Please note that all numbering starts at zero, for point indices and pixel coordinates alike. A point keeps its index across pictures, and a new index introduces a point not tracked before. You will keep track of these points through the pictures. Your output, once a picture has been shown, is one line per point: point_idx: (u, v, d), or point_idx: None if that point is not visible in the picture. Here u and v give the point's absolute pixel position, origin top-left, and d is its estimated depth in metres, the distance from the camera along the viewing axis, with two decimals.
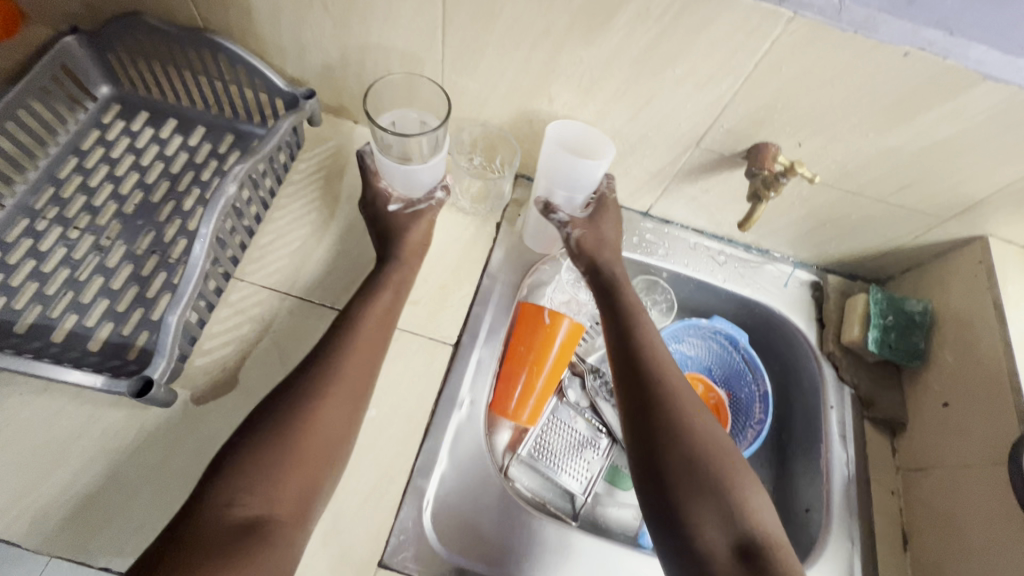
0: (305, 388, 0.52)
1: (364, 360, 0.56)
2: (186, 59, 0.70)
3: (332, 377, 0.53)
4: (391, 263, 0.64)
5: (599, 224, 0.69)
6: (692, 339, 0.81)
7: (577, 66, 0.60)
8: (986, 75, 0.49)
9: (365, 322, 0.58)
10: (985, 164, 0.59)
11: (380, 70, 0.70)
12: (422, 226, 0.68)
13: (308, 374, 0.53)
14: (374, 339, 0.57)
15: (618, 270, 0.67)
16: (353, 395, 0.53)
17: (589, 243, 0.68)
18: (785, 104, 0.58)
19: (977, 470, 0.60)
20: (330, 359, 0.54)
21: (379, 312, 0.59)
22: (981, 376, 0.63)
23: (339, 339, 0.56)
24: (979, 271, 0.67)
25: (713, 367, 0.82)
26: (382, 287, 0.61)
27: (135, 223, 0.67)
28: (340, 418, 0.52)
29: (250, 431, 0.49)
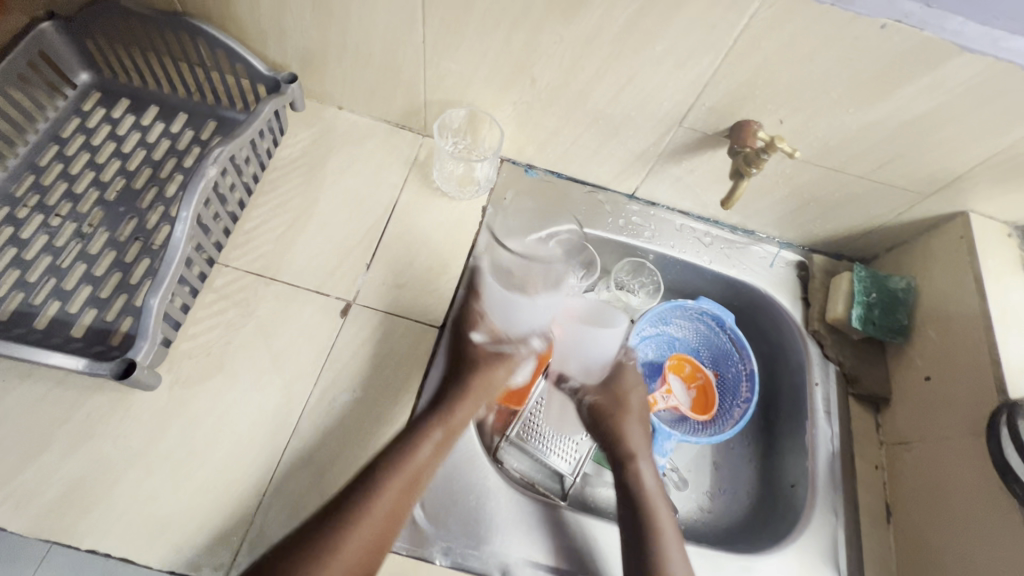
0: (320, 544, 0.47)
1: (385, 522, 0.51)
2: (166, 44, 0.70)
3: (346, 537, 0.48)
4: (439, 412, 0.59)
5: (615, 387, 0.69)
6: (679, 321, 0.81)
7: (558, 45, 0.60)
8: (963, 46, 0.50)
9: (396, 481, 0.53)
10: (965, 138, 0.59)
11: (361, 53, 0.69)
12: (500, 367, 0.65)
13: (327, 529, 0.48)
14: (410, 486, 0.54)
15: (634, 430, 0.67)
16: (363, 564, 0.49)
17: (607, 407, 0.68)
18: (765, 80, 0.58)
19: (958, 441, 0.61)
20: (354, 516, 0.49)
21: (414, 469, 0.54)
22: (963, 350, 0.63)
23: (367, 493, 0.51)
24: (961, 246, 0.67)
25: (701, 348, 0.83)
26: (420, 439, 0.56)
27: (117, 210, 0.67)
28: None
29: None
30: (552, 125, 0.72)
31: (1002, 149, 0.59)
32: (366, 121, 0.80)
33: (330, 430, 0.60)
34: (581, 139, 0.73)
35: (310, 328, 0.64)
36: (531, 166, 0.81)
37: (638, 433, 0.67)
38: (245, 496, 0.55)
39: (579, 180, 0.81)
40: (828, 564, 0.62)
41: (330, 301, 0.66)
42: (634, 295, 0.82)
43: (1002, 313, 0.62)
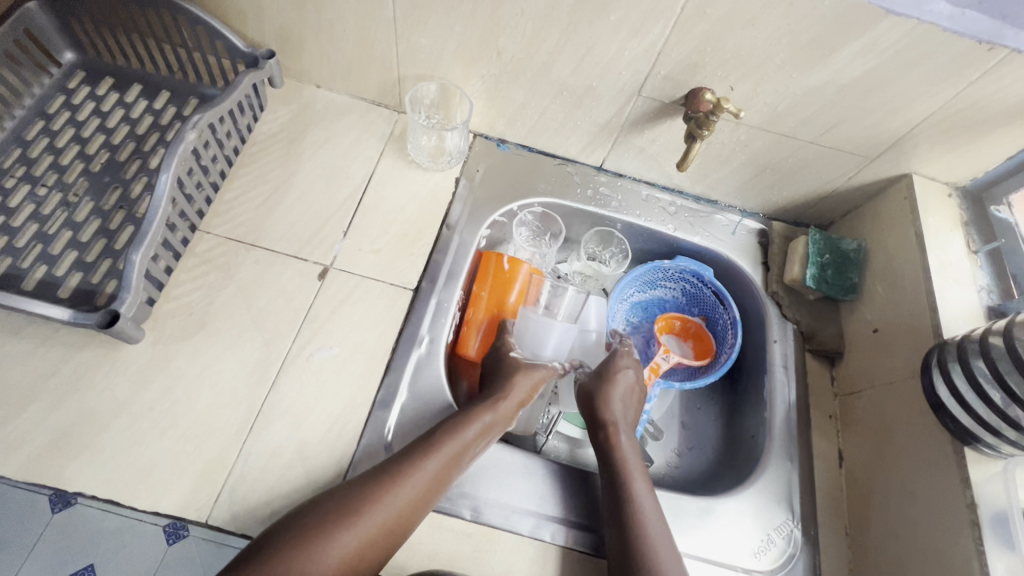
0: (372, 490, 0.52)
1: (431, 485, 0.55)
2: (148, 24, 0.73)
3: (396, 490, 0.53)
4: (488, 401, 0.63)
5: (606, 367, 0.71)
6: (666, 284, 0.86)
7: (520, 16, 0.64)
8: (888, 9, 0.54)
9: (444, 450, 0.57)
10: (901, 100, 0.63)
11: (336, 31, 0.72)
12: (527, 383, 0.66)
13: (383, 477, 0.53)
14: (454, 459, 0.57)
15: (617, 408, 0.67)
16: (402, 520, 0.52)
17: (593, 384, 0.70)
18: (713, 46, 0.62)
19: (900, 384, 0.65)
20: (406, 473, 0.54)
21: (461, 445, 0.58)
22: (906, 301, 0.68)
23: (420, 456, 0.56)
24: (905, 206, 0.72)
25: (691, 306, 0.87)
26: (469, 421, 0.60)
27: (102, 180, 0.69)
28: (384, 537, 0.51)
29: (308, 517, 0.49)
30: (520, 97, 0.76)
31: (936, 111, 0.63)
32: (344, 98, 0.83)
33: (308, 383, 0.63)
34: (548, 112, 0.77)
35: (289, 291, 0.67)
36: (503, 141, 0.84)
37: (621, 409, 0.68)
38: (226, 443, 0.58)
39: (548, 153, 0.85)
40: (783, 506, 0.66)
41: (309, 265, 0.69)
42: (602, 263, 0.87)
43: (940, 265, 0.66)
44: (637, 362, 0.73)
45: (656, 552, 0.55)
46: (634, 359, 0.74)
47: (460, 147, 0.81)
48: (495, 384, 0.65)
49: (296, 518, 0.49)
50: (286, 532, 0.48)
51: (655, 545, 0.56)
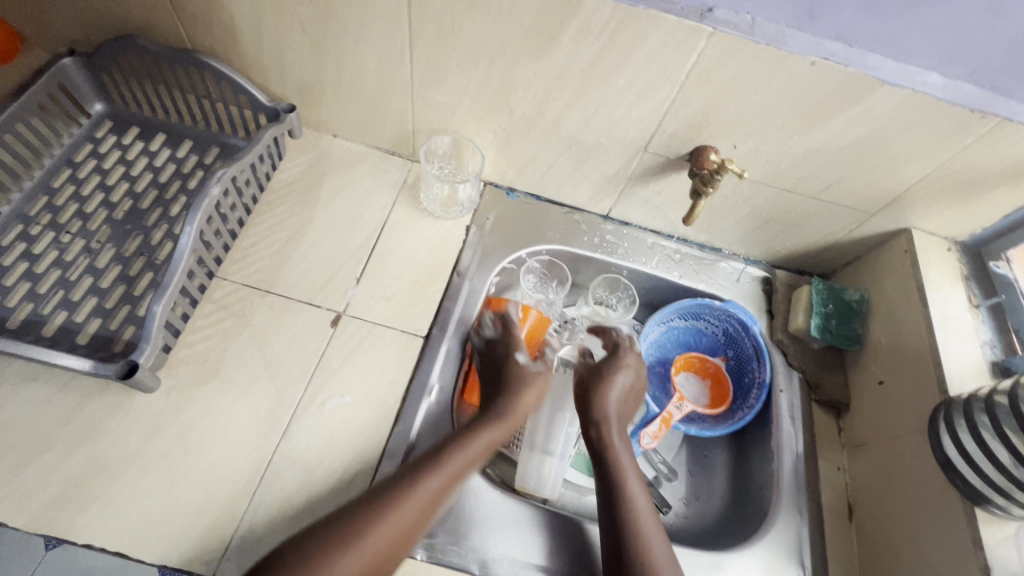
0: (376, 512, 0.52)
1: (433, 504, 0.55)
2: (175, 78, 0.77)
3: (399, 509, 0.53)
4: (495, 415, 0.64)
5: (607, 369, 0.72)
6: (709, 319, 0.85)
7: (533, 79, 0.67)
8: (883, 80, 0.57)
9: (449, 466, 0.57)
10: (898, 160, 0.66)
11: (354, 86, 0.76)
12: (530, 392, 0.68)
13: (385, 496, 0.53)
14: (456, 474, 0.58)
15: (611, 406, 0.69)
16: (401, 540, 0.52)
17: (590, 384, 0.71)
18: (716, 110, 0.64)
19: (907, 440, 0.65)
20: (409, 492, 0.54)
21: (466, 459, 0.59)
22: (910, 354, 0.68)
23: (423, 474, 0.56)
24: (906, 259, 0.73)
25: (726, 348, 0.86)
26: (474, 436, 0.61)
27: (124, 228, 0.72)
28: (384, 559, 0.51)
29: (307, 544, 0.49)
30: (530, 150, 0.78)
31: (932, 170, 0.66)
32: (358, 147, 0.86)
33: (319, 432, 0.63)
34: (556, 163, 0.80)
35: (302, 338, 0.69)
36: (512, 189, 0.87)
37: (620, 414, 0.69)
38: (236, 493, 0.58)
39: (556, 202, 0.87)
40: (792, 562, 0.65)
41: (322, 312, 0.71)
42: (611, 308, 0.87)
43: (942, 319, 0.67)
44: (641, 367, 0.74)
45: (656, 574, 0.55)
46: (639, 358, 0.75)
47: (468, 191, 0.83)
48: (507, 401, 0.65)
49: (293, 547, 0.49)
50: (283, 559, 0.48)
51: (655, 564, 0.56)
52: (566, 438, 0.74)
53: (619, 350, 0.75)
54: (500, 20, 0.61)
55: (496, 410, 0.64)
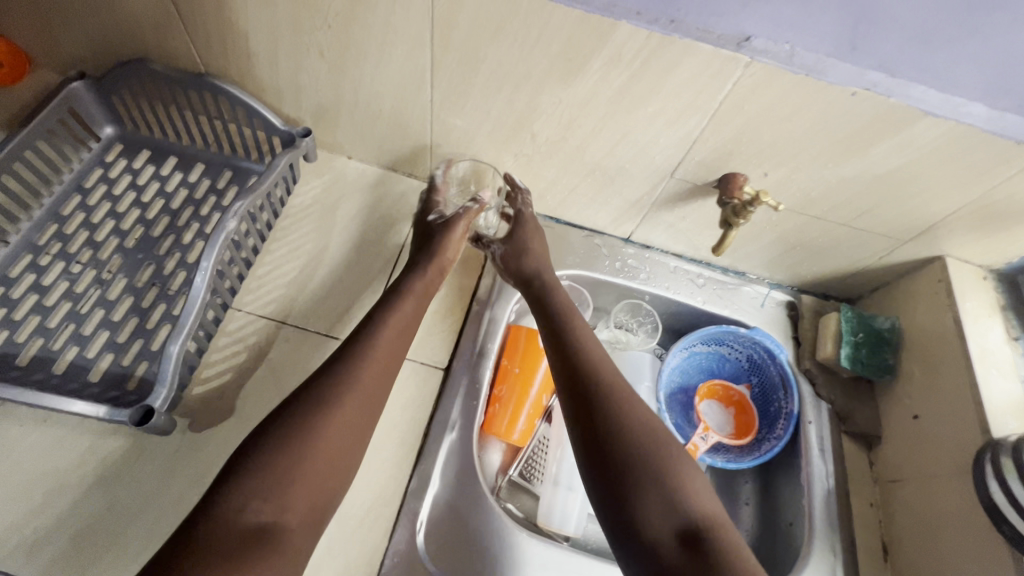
0: (337, 382, 0.53)
1: (389, 360, 0.58)
2: (188, 101, 0.75)
3: (356, 370, 0.55)
4: (419, 277, 0.68)
5: (521, 238, 0.76)
6: (733, 345, 0.83)
7: (557, 105, 0.65)
8: (926, 110, 0.55)
9: (390, 326, 0.60)
10: (936, 190, 0.63)
11: (372, 109, 0.74)
12: (451, 240, 0.73)
13: (339, 363, 0.55)
14: (399, 333, 0.61)
15: (540, 270, 0.72)
16: (370, 397, 0.54)
17: (510, 255, 0.74)
18: (749, 138, 0.62)
19: (946, 479, 0.63)
20: (363, 354, 0.56)
21: (403, 318, 0.62)
22: (946, 388, 0.66)
23: (368, 336, 0.58)
24: (940, 288, 0.71)
25: (750, 375, 0.84)
26: (404, 297, 0.65)
27: (136, 257, 0.70)
28: (357, 419, 0.53)
29: (275, 426, 0.50)
30: (551, 174, 0.76)
31: (971, 200, 0.64)
32: (374, 170, 0.84)
33: None
34: (578, 188, 0.78)
35: None
36: None
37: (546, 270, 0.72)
38: None
39: (576, 225, 0.86)
40: None
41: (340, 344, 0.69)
42: (632, 334, 0.85)
43: (980, 353, 0.65)
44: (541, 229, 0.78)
45: (609, 382, 0.58)
46: (531, 215, 0.78)
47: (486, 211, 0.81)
48: (426, 269, 0.69)
49: (261, 430, 0.50)
50: (256, 449, 0.48)
51: (602, 374, 0.60)
52: None
53: (518, 214, 0.78)
54: (526, 47, 0.59)
55: (416, 273, 0.69)
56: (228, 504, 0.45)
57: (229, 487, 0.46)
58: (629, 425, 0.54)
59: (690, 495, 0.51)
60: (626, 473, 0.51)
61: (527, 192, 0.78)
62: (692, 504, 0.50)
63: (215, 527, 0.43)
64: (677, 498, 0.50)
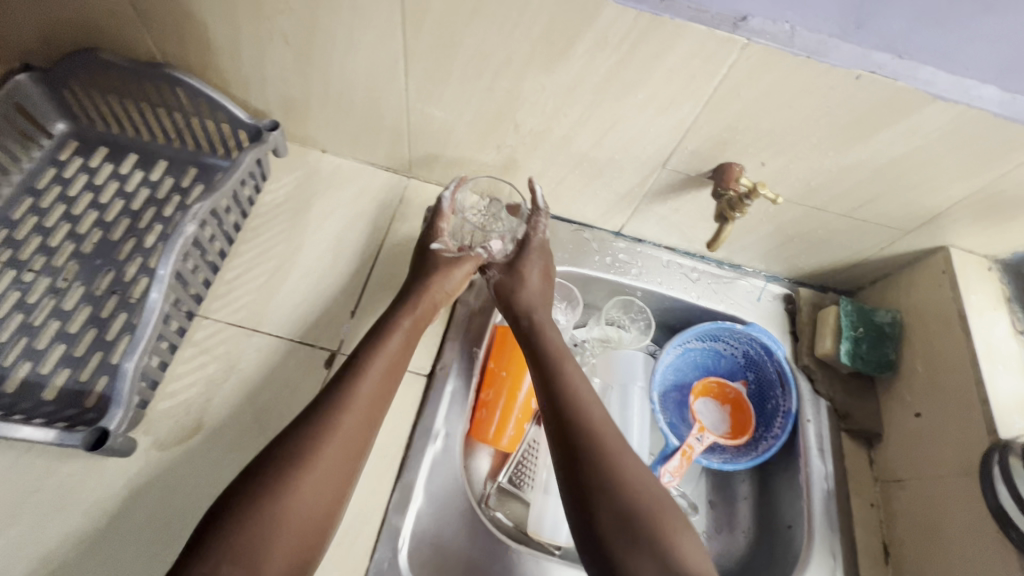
0: (314, 431, 0.51)
1: (370, 407, 0.55)
2: (145, 94, 0.69)
3: (337, 422, 0.52)
4: (405, 312, 0.63)
5: (521, 267, 0.70)
6: (729, 341, 0.79)
7: (541, 93, 0.61)
8: (936, 94, 0.51)
9: (375, 370, 0.57)
10: (941, 178, 0.60)
11: (343, 100, 0.69)
12: (453, 279, 0.68)
13: (318, 412, 0.52)
14: (384, 376, 0.58)
15: (535, 307, 0.67)
16: (350, 450, 0.52)
17: (507, 286, 0.69)
18: (746, 125, 0.58)
19: (951, 481, 0.60)
20: (342, 401, 0.54)
21: (388, 361, 0.59)
22: (951, 387, 0.64)
23: (350, 384, 0.55)
24: (943, 280, 0.68)
25: (747, 370, 0.81)
26: (389, 334, 0.61)
27: (94, 263, 0.65)
28: (335, 472, 0.50)
29: (250, 478, 0.47)
30: (536, 166, 0.72)
31: (979, 189, 0.60)
32: (350, 164, 0.79)
33: None
34: (566, 180, 0.73)
35: (294, 382, 0.63)
36: None
37: (539, 302, 0.68)
38: None
39: (564, 219, 0.82)
40: None
41: (315, 351, 0.65)
42: (624, 331, 0.81)
43: (987, 348, 0.63)
44: (546, 257, 0.72)
45: (597, 430, 0.55)
46: (542, 240, 0.73)
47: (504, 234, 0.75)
48: (418, 303, 0.65)
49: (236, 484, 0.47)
50: (230, 505, 0.45)
51: (592, 421, 0.56)
52: None
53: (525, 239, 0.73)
54: (505, 30, 0.54)
55: (405, 306, 0.64)
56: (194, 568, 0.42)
57: (202, 550, 0.43)
58: (619, 484, 0.50)
59: (684, 557, 0.47)
60: (615, 537, 0.48)
61: (543, 216, 0.73)
62: (684, 564, 0.46)
63: None
64: (670, 564, 0.46)
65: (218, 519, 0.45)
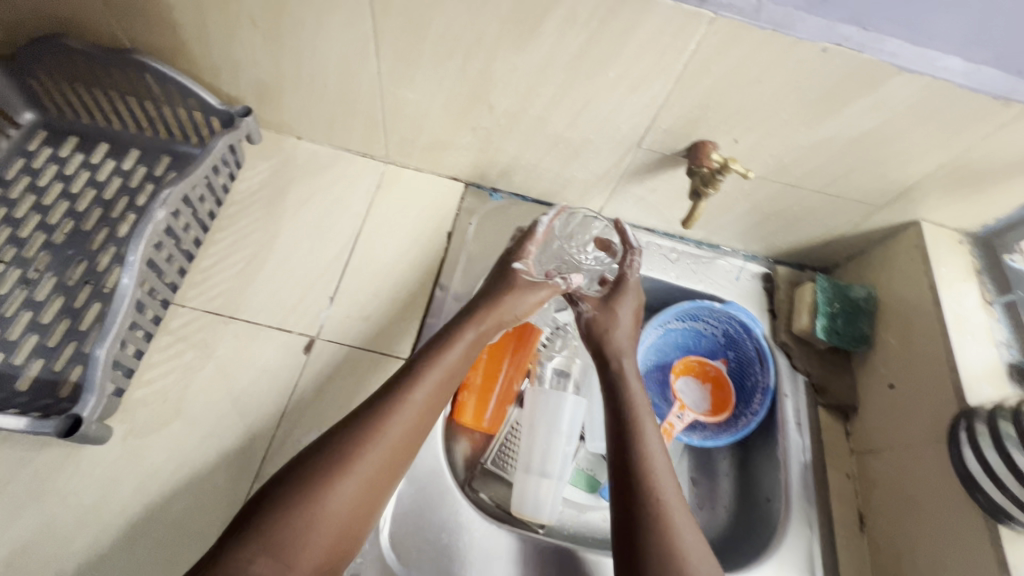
0: (366, 432, 0.49)
1: (423, 416, 0.53)
2: (114, 81, 0.69)
3: (389, 427, 0.50)
4: (471, 319, 0.61)
5: (613, 304, 0.67)
6: (708, 320, 0.80)
7: (513, 73, 0.60)
8: (901, 66, 0.51)
9: (432, 379, 0.55)
10: (910, 152, 0.61)
11: (316, 84, 0.68)
12: (529, 301, 0.64)
13: (368, 415, 0.51)
14: (440, 385, 0.55)
15: (622, 346, 0.64)
16: (396, 459, 0.50)
17: (598, 322, 0.66)
18: (717, 102, 0.59)
19: (922, 449, 0.62)
20: (396, 406, 0.52)
21: (446, 372, 0.56)
22: (923, 358, 0.65)
23: (403, 390, 0.53)
24: (916, 254, 0.69)
25: (726, 350, 0.81)
26: (452, 342, 0.59)
27: (65, 253, 0.64)
28: (380, 479, 0.49)
29: (298, 472, 0.47)
30: (513, 149, 0.72)
31: (947, 162, 0.61)
32: (326, 150, 0.79)
33: None
34: (543, 162, 0.73)
35: (272, 368, 0.63)
36: (495, 190, 0.81)
37: (622, 336, 0.65)
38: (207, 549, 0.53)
39: (543, 202, 0.82)
40: None
41: (293, 337, 0.65)
42: None
43: (956, 320, 0.64)
44: (639, 299, 0.69)
45: (656, 481, 0.53)
46: (637, 282, 0.69)
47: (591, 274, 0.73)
48: (486, 317, 0.61)
49: (285, 475, 0.47)
50: (275, 497, 0.45)
51: (653, 466, 0.54)
52: (558, 459, 0.69)
53: (620, 276, 0.69)
54: (474, 9, 0.54)
55: (472, 318, 0.61)
56: (233, 556, 0.41)
57: (236, 537, 0.42)
58: (672, 544, 0.49)
59: None
60: None
61: (637, 255, 0.69)
62: None
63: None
64: None
65: (262, 507, 0.44)
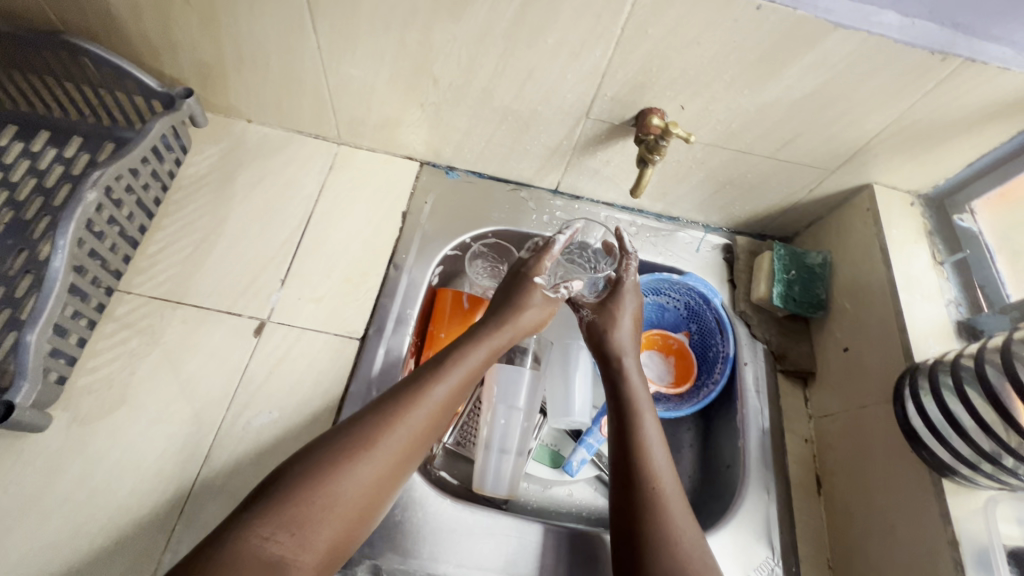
0: (386, 421, 0.49)
1: (441, 413, 0.52)
2: (49, 66, 0.67)
3: (410, 419, 0.50)
4: (493, 322, 0.61)
5: (613, 307, 0.67)
6: (670, 293, 0.80)
7: (452, 44, 0.60)
8: (836, 22, 0.51)
9: (456, 375, 0.55)
10: (855, 113, 0.60)
11: (258, 64, 0.67)
12: (538, 312, 0.64)
13: (390, 407, 0.50)
14: (463, 380, 0.55)
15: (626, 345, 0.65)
16: (412, 452, 0.50)
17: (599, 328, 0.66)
18: (659, 66, 0.58)
19: (873, 409, 0.62)
20: (416, 399, 0.51)
21: (467, 371, 0.56)
22: (875, 319, 0.65)
23: (425, 385, 0.53)
24: (868, 217, 0.70)
25: (688, 322, 0.81)
26: (477, 343, 0.58)
27: (4, 243, 0.63)
28: (395, 470, 0.48)
29: (319, 453, 0.46)
30: (464, 125, 0.71)
31: (892, 121, 0.61)
32: (277, 132, 0.77)
33: (244, 455, 0.57)
34: (494, 138, 0.73)
35: (221, 352, 0.62)
36: (452, 168, 0.80)
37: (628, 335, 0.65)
38: (153, 532, 0.53)
39: (500, 178, 0.81)
40: (763, 542, 0.62)
41: (243, 321, 0.64)
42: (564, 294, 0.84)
43: (906, 280, 0.64)
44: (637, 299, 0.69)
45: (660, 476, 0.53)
46: (634, 283, 0.70)
47: (593, 278, 0.73)
48: (500, 327, 0.61)
49: (307, 454, 0.46)
50: (294, 475, 0.44)
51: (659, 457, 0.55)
52: (519, 435, 0.69)
53: (617, 280, 0.70)
54: None
55: (487, 328, 0.60)
56: (250, 531, 0.41)
57: (254, 512, 0.42)
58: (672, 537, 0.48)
59: None
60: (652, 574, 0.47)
61: (632, 259, 0.70)
62: None
63: (228, 551, 0.39)
64: None
65: (282, 482, 0.44)
